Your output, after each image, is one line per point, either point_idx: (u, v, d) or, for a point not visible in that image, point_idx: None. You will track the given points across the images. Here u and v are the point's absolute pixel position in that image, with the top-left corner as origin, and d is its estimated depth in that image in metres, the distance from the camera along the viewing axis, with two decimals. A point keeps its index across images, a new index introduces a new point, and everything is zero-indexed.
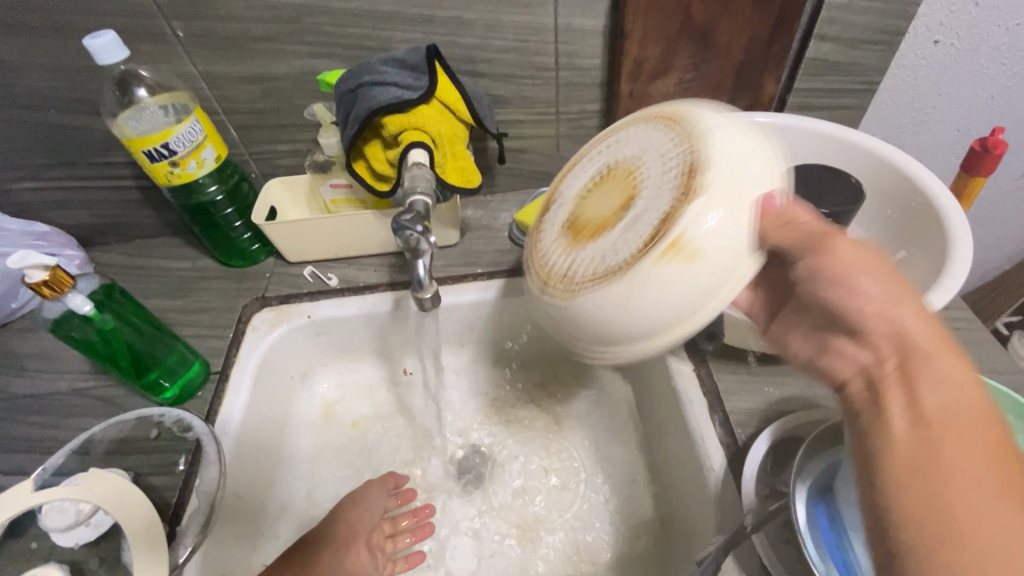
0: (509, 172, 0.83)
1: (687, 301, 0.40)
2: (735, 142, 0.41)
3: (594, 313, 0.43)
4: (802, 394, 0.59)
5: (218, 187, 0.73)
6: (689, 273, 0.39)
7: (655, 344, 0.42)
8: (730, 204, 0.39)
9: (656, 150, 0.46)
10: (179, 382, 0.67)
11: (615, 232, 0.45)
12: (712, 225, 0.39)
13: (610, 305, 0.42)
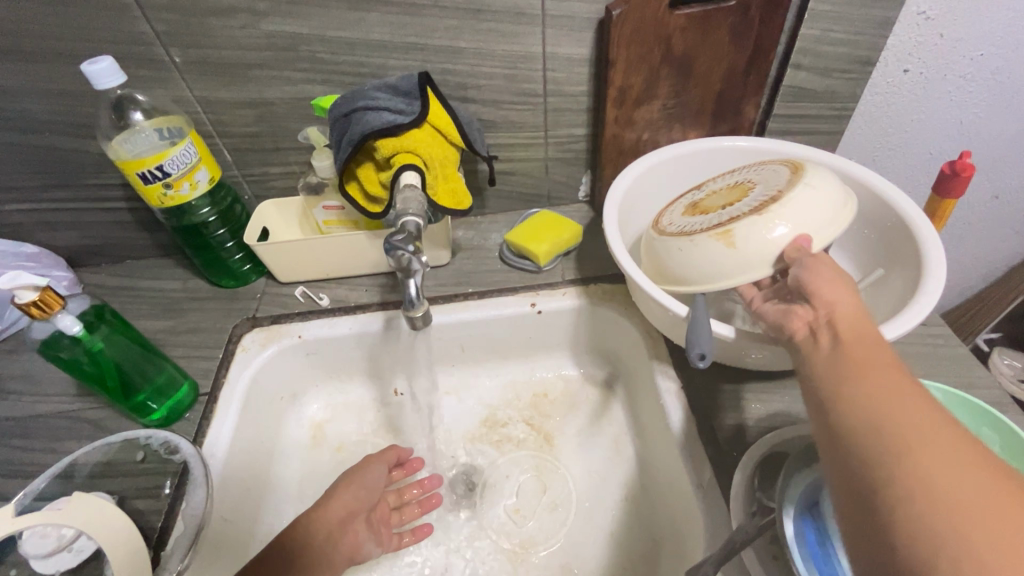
0: (499, 194, 0.85)
1: (739, 267, 0.53)
2: (817, 195, 0.54)
3: (678, 258, 0.57)
4: (787, 409, 0.60)
5: (210, 209, 0.74)
6: (733, 251, 0.53)
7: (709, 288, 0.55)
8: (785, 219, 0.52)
9: (772, 179, 0.59)
10: (167, 403, 0.66)
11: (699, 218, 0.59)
12: (773, 238, 0.52)
13: (675, 249, 0.57)
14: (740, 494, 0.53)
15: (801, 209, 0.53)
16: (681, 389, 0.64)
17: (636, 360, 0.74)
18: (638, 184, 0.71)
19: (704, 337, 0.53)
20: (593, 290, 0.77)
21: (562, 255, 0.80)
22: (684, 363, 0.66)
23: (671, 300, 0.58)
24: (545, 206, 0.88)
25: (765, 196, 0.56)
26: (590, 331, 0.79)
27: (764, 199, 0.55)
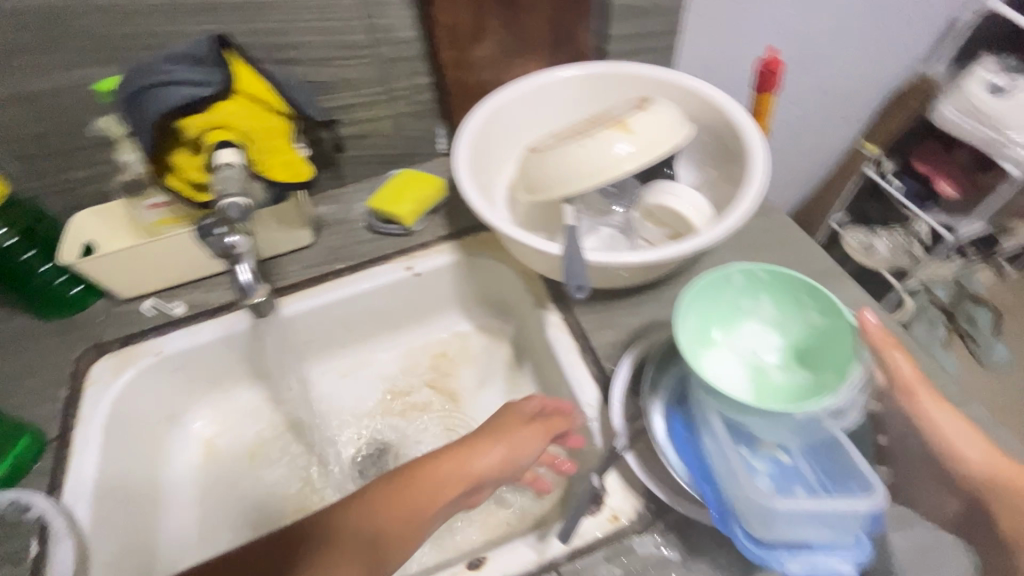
0: (355, 160, 0.80)
1: (587, 176, 0.61)
2: (659, 118, 0.63)
3: (539, 170, 0.65)
4: (659, 317, 0.64)
5: (7, 232, 0.64)
6: (585, 164, 0.62)
7: (563, 193, 0.63)
8: (633, 140, 0.61)
9: (623, 107, 0.67)
10: (9, 459, 0.58)
11: (561, 138, 0.68)
12: (621, 154, 0.61)
13: (535, 163, 0.66)
14: (621, 404, 0.56)
15: (647, 131, 0.62)
16: (562, 320, 0.65)
17: (520, 302, 0.75)
18: (499, 120, 0.71)
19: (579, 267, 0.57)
20: (467, 242, 0.76)
21: (432, 212, 0.78)
22: (563, 295, 0.68)
23: (536, 240, 0.58)
24: (408, 165, 0.84)
25: (614, 120, 0.65)
26: (473, 283, 0.79)
27: (611, 123, 0.64)
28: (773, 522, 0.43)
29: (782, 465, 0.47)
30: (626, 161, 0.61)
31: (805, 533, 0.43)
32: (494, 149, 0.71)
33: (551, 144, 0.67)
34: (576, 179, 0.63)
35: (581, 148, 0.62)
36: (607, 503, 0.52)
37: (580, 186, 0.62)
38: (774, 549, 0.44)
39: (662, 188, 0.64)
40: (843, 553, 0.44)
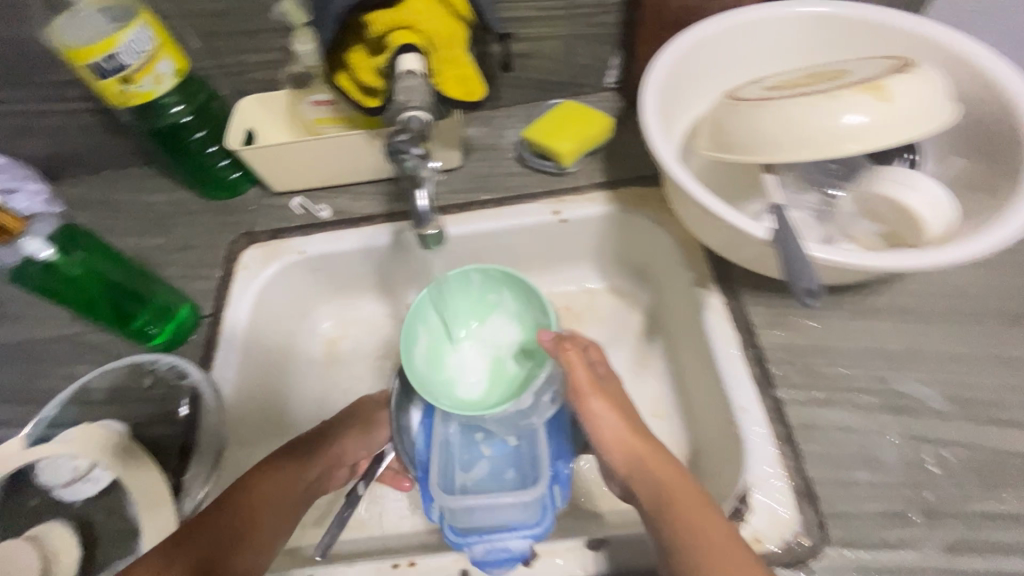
0: (516, 82, 0.73)
1: (805, 141, 0.50)
2: (922, 84, 0.50)
3: (737, 122, 0.54)
4: (843, 327, 0.55)
5: (183, 108, 0.64)
6: (799, 125, 0.50)
7: (767, 155, 0.53)
8: (875, 109, 0.49)
9: (873, 67, 0.53)
10: (169, 328, 0.62)
11: (775, 90, 0.56)
12: (852, 125, 0.49)
13: (730, 114, 0.55)
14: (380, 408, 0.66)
15: (898, 103, 0.49)
16: (723, 305, 0.58)
17: (669, 272, 0.68)
18: (696, 51, 0.60)
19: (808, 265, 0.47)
20: (624, 195, 0.68)
21: (590, 154, 0.70)
22: (728, 277, 0.59)
23: (741, 219, 0.50)
24: (568, 96, 0.76)
25: (855, 80, 0.51)
26: (618, 240, 0.72)
27: (851, 83, 0.51)
28: (464, 516, 0.54)
29: (512, 453, 0.63)
30: (857, 134, 0.49)
31: (489, 514, 0.53)
32: (688, 88, 0.61)
33: (761, 95, 0.56)
34: (778, 144, 0.52)
35: (801, 106, 0.51)
36: (749, 520, 0.46)
37: (784, 154, 0.51)
38: (466, 534, 0.52)
39: (899, 176, 0.52)
40: (526, 537, 0.50)
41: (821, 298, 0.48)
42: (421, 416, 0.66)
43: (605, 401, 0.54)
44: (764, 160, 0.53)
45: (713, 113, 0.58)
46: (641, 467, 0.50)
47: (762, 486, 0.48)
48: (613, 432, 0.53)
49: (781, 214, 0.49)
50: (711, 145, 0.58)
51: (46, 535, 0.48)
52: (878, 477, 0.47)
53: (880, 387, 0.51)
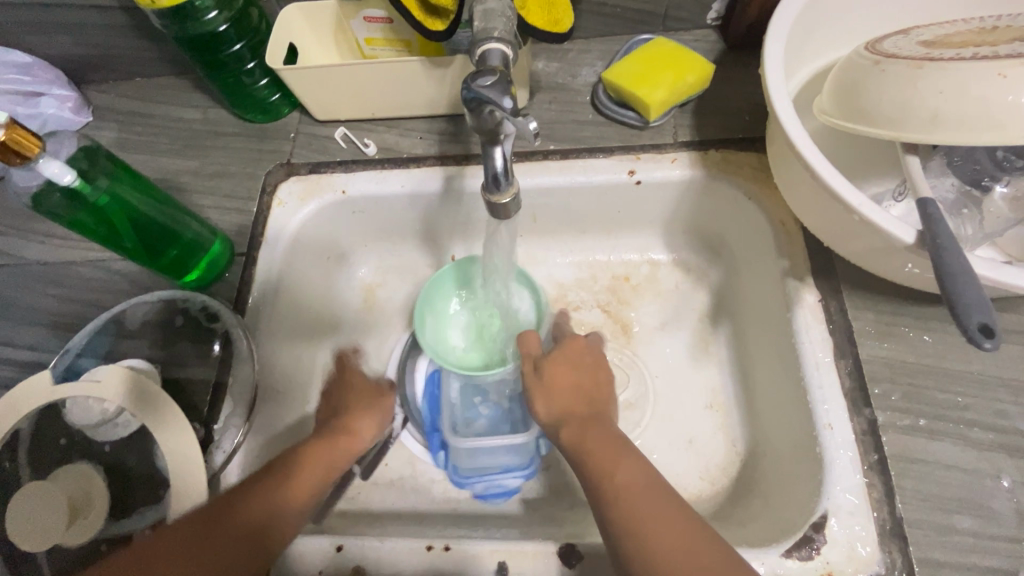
0: (599, 9, 0.62)
1: (972, 120, 0.40)
2: None
3: (882, 86, 0.44)
4: (962, 345, 0.47)
5: (219, 14, 0.56)
6: (971, 98, 0.39)
7: (915, 134, 0.42)
8: None
9: None
10: (202, 263, 0.57)
11: (936, 49, 0.45)
12: None
13: (873, 74, 0.44)
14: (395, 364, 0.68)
15: None
16: (820, 304, 0.50)
17: (752, 253, 0.59)
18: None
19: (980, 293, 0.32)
20: (713, 158, 0.59)
21: (677, 106, 0.60)
22: (829, 271, 0.51)
23: (884, 215, 0.40)
24: (658, 32, 0.64)
25: None
26: (695, 210, 0.63)
27: None
28: (470, 454, 0.59)
29: (507, 415, 0.63)
30: None
31: (492, 456, 0.59)
32: (815, 33, 0.52)
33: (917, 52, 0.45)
34: (932, 118, 0.41)
35: (982, 71, 0.39)
36: (824, 553, 0.42)
37: (941, 134, 0.41)
38: (469, 474, 0.59)
39: None
40: (518, 477, 0.59)
41: (1001, 347, 0.30)
42: (428, 380, 0.66)
43: (552, 377, 0.54)
44: (910, 140, 0.42)
45: (848, 69, 0.47)
46: (591, 431, 0.49)
47: (844, 518, 0.42)
48: (569, 397, 0.53)
49: (926, 202, 0.38)
50: (838, 112, 0.47)
51: (72, 478, 0.48)
52: (984, 527, 0.41)
53: (997, 423, 0.44)
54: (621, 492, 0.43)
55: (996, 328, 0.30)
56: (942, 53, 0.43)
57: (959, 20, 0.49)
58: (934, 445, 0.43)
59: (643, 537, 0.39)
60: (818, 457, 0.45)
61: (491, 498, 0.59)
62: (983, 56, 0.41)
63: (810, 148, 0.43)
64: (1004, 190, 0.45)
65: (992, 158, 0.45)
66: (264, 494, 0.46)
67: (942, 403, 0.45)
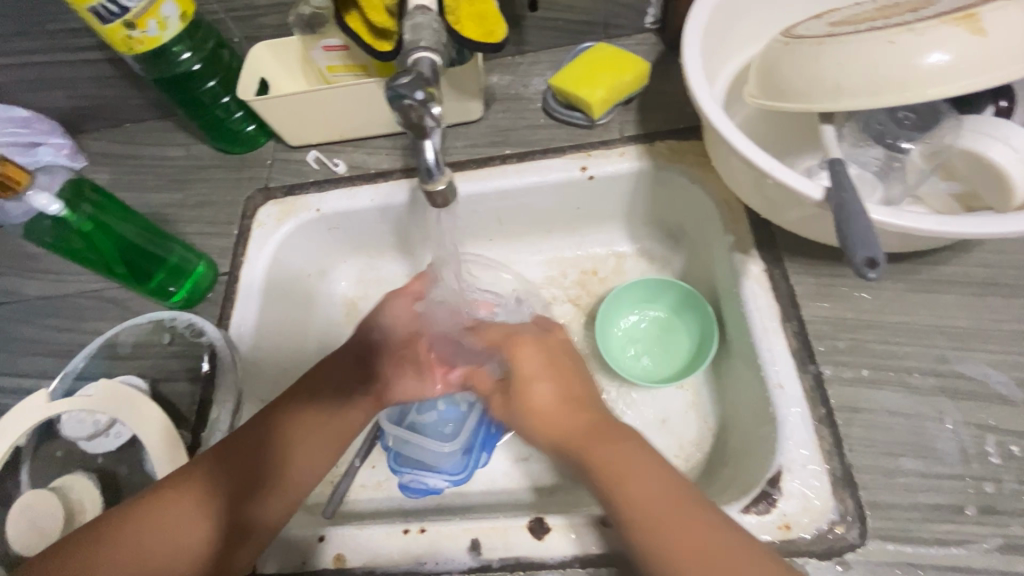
0: (542, 23, 0.67)
1: (873, 87, 0.43)
2: None
3: (790, 64, 0.47)
4: (898, 300, 0.49)
5: (192, 55, 0.62)
6: (866, 66, 0.43)
7: (822, 104, 0.45)
8: (961, 43, 0.41)
9: None
10: (186, 285, 0.61)
11: (841, 25, 0.48)
12: (930, 66, 0.41)
13: (783, 53, 0.48)
14: None
15: (995, 40, 0.40)
16: (764, 273, 0.52)
17: (706, 233, 0.62)
18: None
19: (870, 234, 0.37)
20: (659, 149, 0.62)
21: (622, 103, 0.65)
22: (771, 241, 0.54)
23: (793, 177, 0.43)
24: (600, 39, 0.69)
25: (941, 10, 0.43)
26: (650, 199, 0.66)
27: (936, 14, 0.43)
28: (406, 443, 0.62)
29: (459, 416, 0.64)
30: (937, 75, 0.41)
31: (423, 452, 0.61)
32: (733, 25, 0.56)
33: (822, 30, 0.48)
34: (839, 87, 0.44)
35: (878, 41, 0.42)
36: (780, 504, 0.43)
37: (844, 102, 0.44)
38: (404, 463, 0.61)
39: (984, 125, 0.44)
40: (445, 480, 0.60)
41: (884, 273, 0.37)
42: None
43: (542, 360, 0.56)
44: (822, 110, 0.45)
45: (764, 50, 0.51)
46: (585, 429, 0.49)
47: (798, 471, 0.43)
48: (559, 382, 0.55)
49: (833, 163, 0.41)
50: (758, 92, 0.51)
51: (68, 486, 0.51)
52: (930, 467, 0.43)
53: (938, 368, 0.46)
54: (622, 475, 0.44)
55: (879, 259, 0.36)
56: (843, 29, 0.47)
57: (862, 2, 0.53)
58: (871, 393, 0.46)
59: (656, 522, 0.40)
60: (772, 416, 0.47)
61: (413, 492, 0.61)
62: (875, 27, 0.45)
63: (730, 127, 0.47)
64: (909, 147, 0.48)
65: (894, 119, 0.50)
66: (276, 494, 0.49)
67: (881, 355, 0.47)
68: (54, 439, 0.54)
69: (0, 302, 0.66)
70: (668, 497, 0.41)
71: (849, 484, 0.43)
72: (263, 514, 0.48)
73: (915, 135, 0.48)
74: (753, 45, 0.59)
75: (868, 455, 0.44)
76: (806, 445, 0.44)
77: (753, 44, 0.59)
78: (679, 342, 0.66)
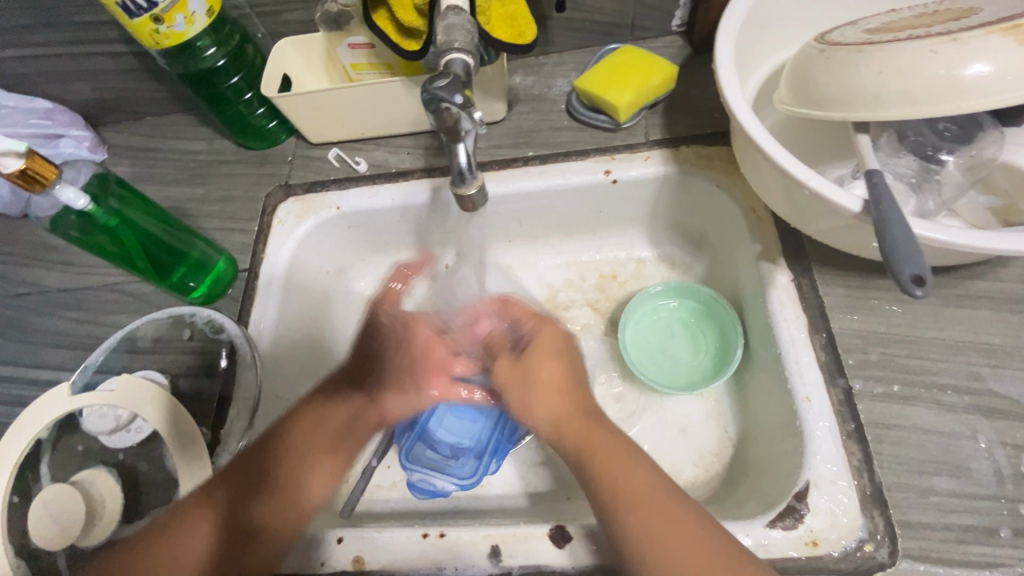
0: (569, 24, 0.66)
1: (913, 96, 0.42)
2: None
3: (827, 72, 0.46)
4: (931, 314, 0.48)
5: (217, 50, 0.61)
6: (907, 75, 0.42)
7: (859, 113, 0.44)
8: (1008, 53, 0.40)
9: (1007, 5, 0.44)
10: (207, 280, 0.61)
11: (880, 32, 0.47)
12: (978, 76, 0.40)
13: (818, 60, 0.47)
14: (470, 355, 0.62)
15: None
16: (792, 284, 0.51)
17: (730, 240, 0.61)
18: None
19: (915, 250, 0.36)
20: (685, 154, 0.61)
21: (647, 107, 0.64)
22: (800, 251, 0.53)
23: (829, 186, 0.42)
24: (626, 41, 0.68)
25: (987, 20, 0.42)
26: (674, 205, 0.66)
27: (981, 23, 0.42)
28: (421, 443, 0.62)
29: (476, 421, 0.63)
30: (983, 86, 0.40)
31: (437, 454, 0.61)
32: (764, 31, 0.55)
33: (858, 37, 0.47)
34: (878, 95, 0.43)
35: (922, 50, 0.41)
36: (807, 520, 0.42)
37: (883, 111, 0.43)
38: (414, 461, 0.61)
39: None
40: (454, 484, 0.60)
41: (931, 291, 0.36)
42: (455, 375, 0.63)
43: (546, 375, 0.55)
44: (859, 118, 0.44)
45: (797, 56, 0.50)
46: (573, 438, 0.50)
47: (826, 487, 0.43)
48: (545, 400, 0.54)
49: (871, 173, 0.40)
50: (791, 99, 0.50)
51: (88, 481, 0.51)
52: (963, 487, 0.42)
53: (971, 385, 0.46)
54: (619, 481, 0.45)
55: (926, 277, 0.35)
56: (881, 36, 0.46)
57: (899, 9, 0.51)
58: (901, 410, 0.45)
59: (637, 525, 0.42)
60: (799, 430, 0.46)
61: (420, 492, 0.60)
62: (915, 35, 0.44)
63: (763, 135, 0.46)
64: (947, 159, 0.46)
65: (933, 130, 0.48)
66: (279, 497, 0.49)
67: (912, 371, 0.46)
68: (74, 433, 0.54)
69: (20, 294, 0.66)
70: (650, 494, 0.44)
71: (878, 502, 0.42)
72: (262, 514, 0.47)
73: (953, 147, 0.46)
74: (783, 50, 0.58)
75: (898, 473, 0.43)
76: (833, 461, 0.44)
77: (784, 50, 0.58)
78: (702, 343, 0.65)
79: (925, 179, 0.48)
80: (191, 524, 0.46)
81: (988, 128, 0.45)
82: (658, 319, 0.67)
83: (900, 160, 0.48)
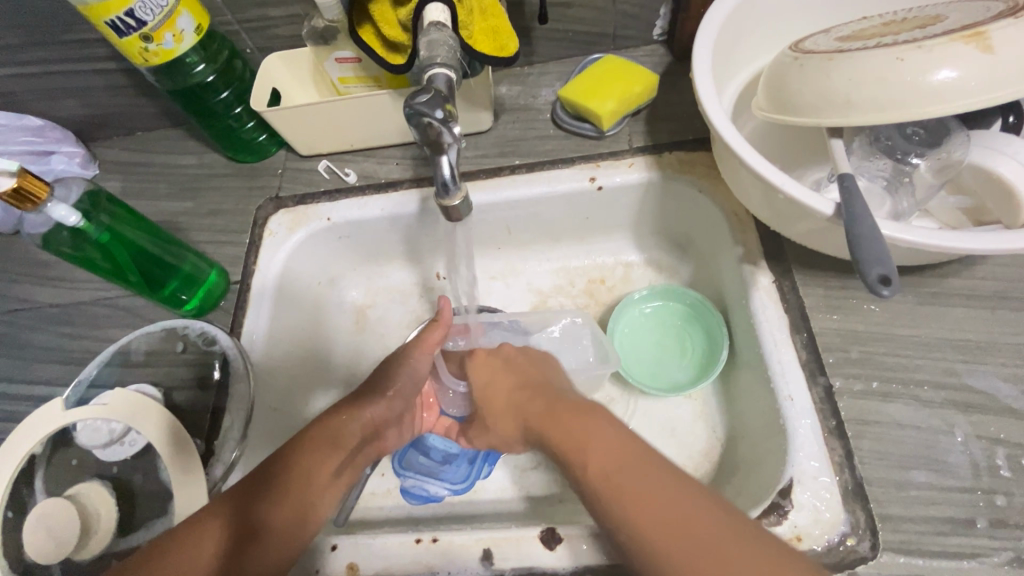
0: (552, 35, 0.67)
1: (883, 102, 0.43)
2: None
3: (800, 79, 0.47)
4: (907, 311, 0.50)
5: (206, 66, 0.62)
6: (877, 82, 0.43)
7: (832, 119, 0.46)
8: (971, 59, 0.41)
9: (971, 13, 0.46)
10: (198, 293, 0.62)
11: (851, 40, 0.49)
12: (944, 83, 0.41)
13: (793, 69, 0.48)
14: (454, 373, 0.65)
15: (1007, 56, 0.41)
16: (773, 285, 0.53)
17: (714, 244, 0.63)
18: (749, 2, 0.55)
19: (884, 252, 0.37)
20: (668, 160, 0.63)
21: (630, 114, 0.65)
22: (779, 253, 0.54)
23: (803, 191, 0.44)
24: (609, 50, 0.70)
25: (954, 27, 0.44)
26: (659, 210, 0.67)
27: (946, 31, 0.44)
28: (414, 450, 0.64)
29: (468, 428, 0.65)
30: (948, 91, 0.41)
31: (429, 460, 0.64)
32: (741, 40, 0.56)
33: (831, 45, 0.49)
34: (849, 102, 0.45)
35: (890, 57, 0.43)
36: (791, 516, 0.43)
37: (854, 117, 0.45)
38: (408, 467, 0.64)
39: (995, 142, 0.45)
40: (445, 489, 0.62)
41: (899, 290, 0.37)
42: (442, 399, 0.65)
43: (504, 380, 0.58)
44: (832, 124, 0.46)
45: (773, 64, 0.51)
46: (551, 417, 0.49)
47: (809, 484, 0.44)
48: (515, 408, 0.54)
49: (843, 177, 0.41)
50: (767, 106, 0.51)
51: (83, 494, 0.52)
52: (941, 479, 0.43)
53: (947, 380, 0.47)
54: (590, 441, 0.43)
55: (893, 277, 0.36)
56: (851, 44, 0.48)
57: (869, 17, 0.53)
58: (879, 406, 0.46)
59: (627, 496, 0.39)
60: (783, 429, 0.47)
61: (413, 497, 0.62)
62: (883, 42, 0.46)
63: (740, 141, 0.47)
64: (919, 162, 0.48)
65: (903, 134, 0.50)
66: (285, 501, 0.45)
67: (890, 368, 0.48)
68: (68, 447, 0.54)
69: (13, 310, 0.67)
70: (632, 453, 0.41)
71: (860, 497, 0.43)
72: (271, 515, 0.44)
73: (923, 151, 0.48)
74: (760, 59, 0.59)
75: (878, 467, 0.44)
76: (816, 458, 0.45)
77: (760, 58, 0.59)
78: (692, 343, 0.66)
79: (897, 181, 0.49)
80: (195, 534, 0.42)
81: (956, 131, 0.46)
82: (647, 322, 0.68)
83: (872, 163, 0.50)
